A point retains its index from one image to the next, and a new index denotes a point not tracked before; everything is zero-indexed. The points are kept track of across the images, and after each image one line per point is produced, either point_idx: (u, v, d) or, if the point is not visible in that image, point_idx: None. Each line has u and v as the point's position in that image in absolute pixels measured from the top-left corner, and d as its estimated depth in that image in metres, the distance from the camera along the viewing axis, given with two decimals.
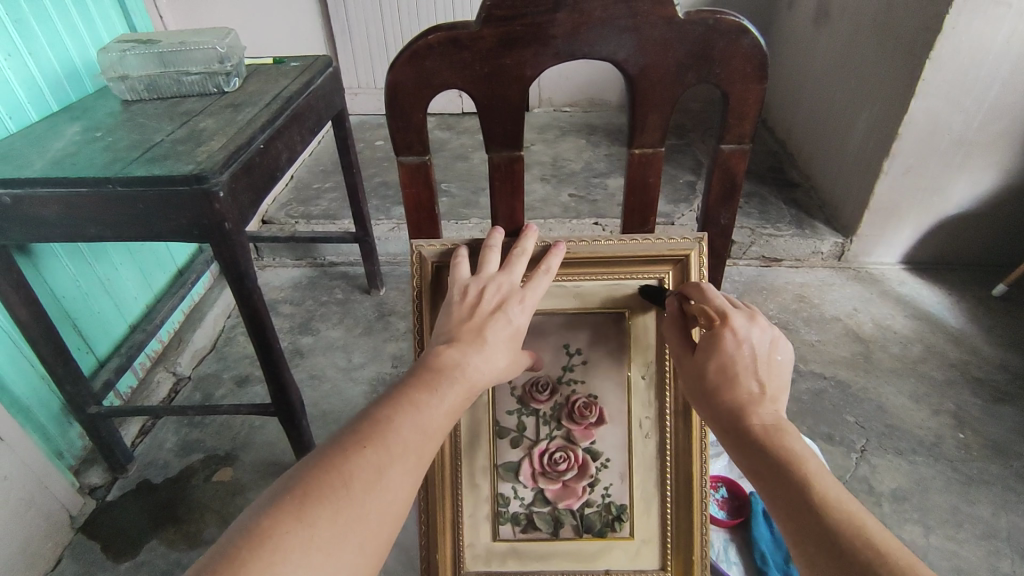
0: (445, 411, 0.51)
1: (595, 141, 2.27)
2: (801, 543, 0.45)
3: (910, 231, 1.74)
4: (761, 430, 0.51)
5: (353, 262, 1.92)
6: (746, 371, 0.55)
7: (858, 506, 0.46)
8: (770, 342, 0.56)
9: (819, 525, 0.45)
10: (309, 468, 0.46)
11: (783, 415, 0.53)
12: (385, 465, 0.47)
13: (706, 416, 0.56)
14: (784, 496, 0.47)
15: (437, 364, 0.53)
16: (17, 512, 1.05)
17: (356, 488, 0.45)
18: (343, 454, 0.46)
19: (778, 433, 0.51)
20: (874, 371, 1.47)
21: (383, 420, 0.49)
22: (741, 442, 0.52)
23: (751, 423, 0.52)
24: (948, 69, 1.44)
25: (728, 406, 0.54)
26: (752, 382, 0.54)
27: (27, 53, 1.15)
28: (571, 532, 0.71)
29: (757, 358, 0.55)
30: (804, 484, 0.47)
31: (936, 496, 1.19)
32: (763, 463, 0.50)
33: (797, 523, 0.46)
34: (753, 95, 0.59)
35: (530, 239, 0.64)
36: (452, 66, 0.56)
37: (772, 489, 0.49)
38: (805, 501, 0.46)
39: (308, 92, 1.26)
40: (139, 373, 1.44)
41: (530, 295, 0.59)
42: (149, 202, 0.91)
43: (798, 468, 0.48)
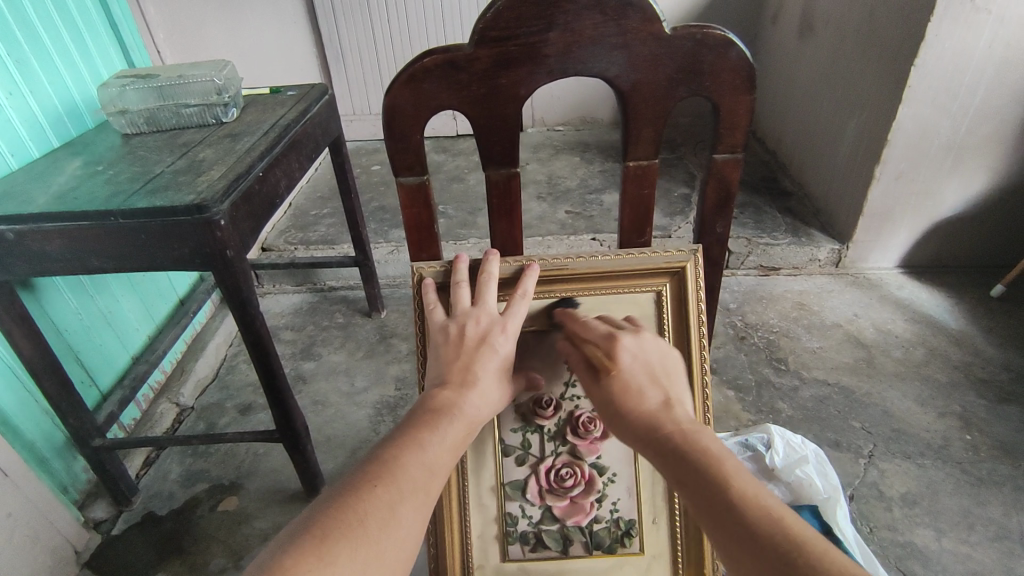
0: (448, 448, 0.52)
1: (589, 158, 2.30)
2: (727, 543, 0.45)
3: (905, 235, 1.75)
4: (673, 433, 0.51)
5: (353, 286, 1.93)
6: (648, 380, 0.56)
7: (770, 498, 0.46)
8: (656, 355, 0.58)
9: (737, 520, 0.45)
10: (323, 509, 0.46)
11: (692, 419, 0.53)
12: (396, 503, 0.47)
13: (617, 431, 0.55)
14: (703, 497, 0.47)
15: (435, 405, 0.54)
16: (22, 549, 1.04)
17: (371, 526, 0.45)
18: (354, 493, 0.47)
19: (689, 433, 0.51)
20: (877, 376, 1.47)
21: (390, 459, 0.49)
22: (655, 449, 0.51)
23: (663, 430, 0.51)
24: (933, 76, 1.47)
25: (639, 414, 0.53)
26: (658, 389, 0.55)
27: (28, 92, 1.17)
28: (581, 549, 0.71)
29: (651, 368, 0.57)
30: (721, 485, 0.47)
31: (946, 499, 1.18)
32: (679, 466, 0.49)
33: (720, 523, 0.46)
34: (743, 105, 0.60)
35: (495, 264, 0.65)
36: (448, 89, 0.57)
37: (694, 494, 0.48)
38: (726, 501, 0.46)
39: (305, 119, 1.27)
40: (142, 405, 1.44)
41: (511, 323, 0.60)
42: (152, 232, 0.91)
43: (713, 467, 0.48)
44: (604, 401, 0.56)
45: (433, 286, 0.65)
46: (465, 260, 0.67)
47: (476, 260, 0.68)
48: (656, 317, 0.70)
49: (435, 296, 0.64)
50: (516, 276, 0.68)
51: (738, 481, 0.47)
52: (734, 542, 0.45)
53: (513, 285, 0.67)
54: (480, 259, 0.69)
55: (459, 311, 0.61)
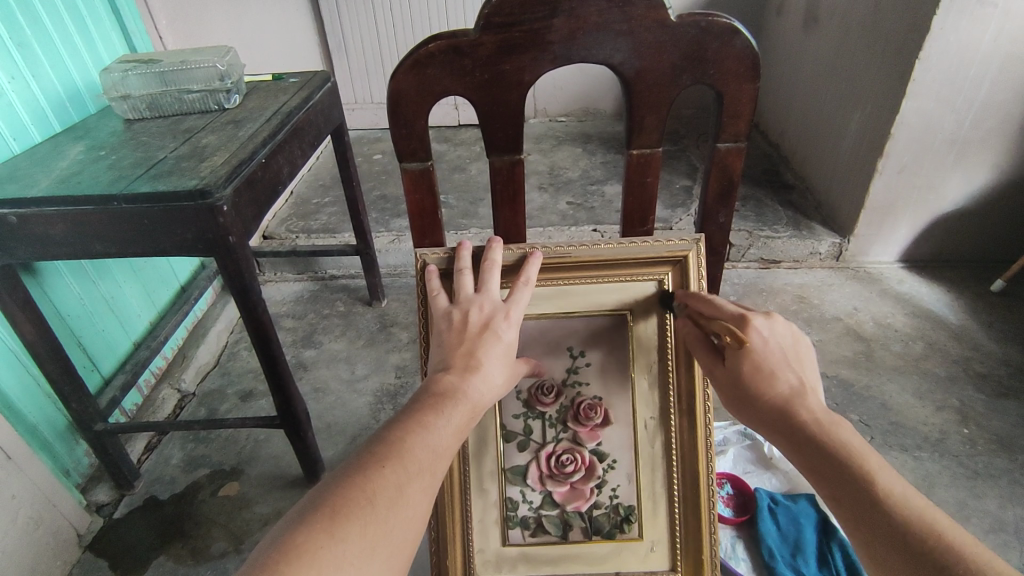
0: (453, 430, 0.53)
1: (591, 149, 2.29)
2: (865, 531, 0.50)
3: (907, 229, 1.75)
4: (813, 423, 0.55)
5: (354, 274, 1.93)
6: (784, 364, 0.59)
7: (911, 489, 0.50)
8: (792, 337, 0.61)
9: (879, 511, 0.49)
10: (331, 488, 0.46)
11: (826, 406, 0.57)
12: (404, 483, 0.48)
13: (750, 417, 0.60)
14: (839, 486, 0.52)
15: (439, 389, 0.54)
16: (25, 531, 1.05)
17: (380, 506, 0.46)
18: (362, 474, 0.47)
19: (826, 424, 0.55)
20: (876, 369, 1.47)
21: (396, 440, 0.50)
22: (792, 437, 0.56)
23: (802, 418, 0.56)
24: (937, 70, 1.47)
25: (776, 401, 0.58)
26: (792, 373, 0.59)
27: (30, 76, 1.17)
28: (580, 535, 0.72)
29: (786, 347, 0.60)
30: (866, 479, 0.51)
31: (942, 491, 1.19)
32: (816, 454, 0.54)
33: (857, 511, 0.51)
34: (747, 94, 0.61)
35: (498, 251, 0.65)
36: (452, 74, 0.58)
37: (831, 483, 0.53)
38: (871, 494, 0.50)
39: (307, 107, 1.27)
40: (144, 390, 1.44)
41: (514, 310, 0.60)
42: (155, 218, 0.92)
43: (857, 462, 0.52)
44: (739, 386, 0.60)
45: (436, 273, 0.66)
46: (469, 247, 0.67)
47: (480, 247, 0.69)
48: (659, 306, 0.71)
49: (438, 283, 0.65)
50: (518, 264, 0.68)
51: (880, 473, 0.51)
52: (873, 531, 0.49)
53: (516, 272, 0.67)
54: (483, 246, 0.69)
55: (464, 297, 0.62)
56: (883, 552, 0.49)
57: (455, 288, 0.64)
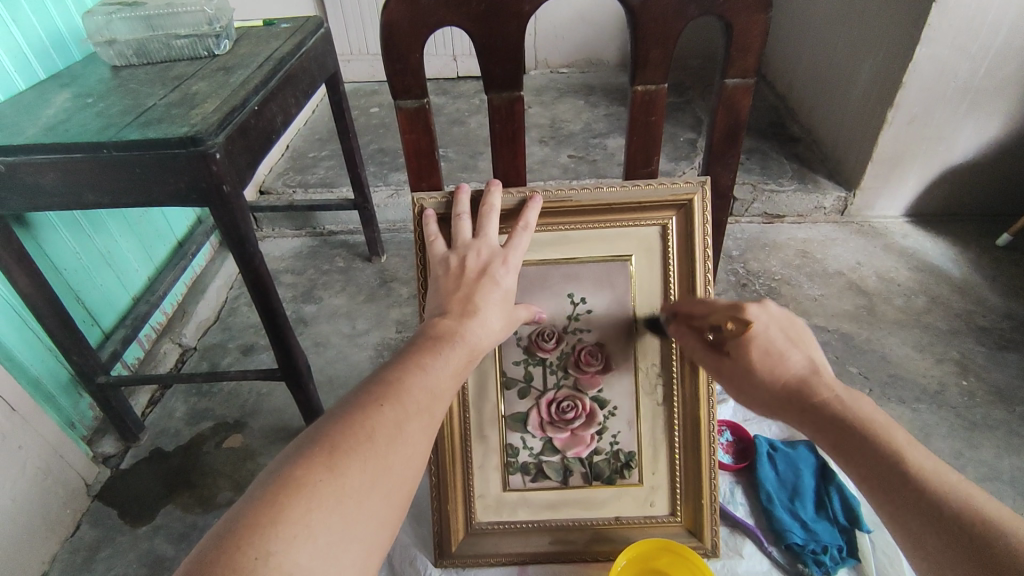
0: (451, 372, 0.52)
1: (593, 101, 2.23)
2: (896, 508, 0.51)
3: (914, 182, 1.72)
4: (829, 400, 0.57)
5: (353, 230, 1.91)
6: (788, 344, 0.60)
7: (930, 457, 0.53)
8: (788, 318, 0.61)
9: (910, 488, 0.51)
10: (329, 425, 0.46)
11: (839, 381, 0.59)
12: (403, 421, 0.48)
13: (762, 403, 0.61)
14: (869, 463, 0.53)
15: (437, 332, 0.53)
16: (34, 480, 1.07)
17: (379, 442, 0.46)
18: (362, 411, 0.47)
19: (844, 399, 0.57)
20: (877, 323, 1.47)
21: (394, 380, 0.50)
22: (811, 415, 0.58)
23: (818, 396, 0.57)
24: (954, 13, 1.41)
25: (790, 382, 0.59)
26: (801, 352, 0.60)
27: (11, 21, 1.13)
28: (581, 480, 0.72)
29: (787, 329, 0.60)
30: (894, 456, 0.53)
31: (938, 442, 1.20)
32: (841, 433, 0.55)
33: (883, 483, 0.52)
34: (757, 25, 0.58)
35: (496, 195, 0.63)
36: (447, 3, 0.55)
37: (860, 461, 0.54)
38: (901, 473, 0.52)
39: (300, 53, 1.23)
40: (145, 344, 1.43)
41: (512, 255, 0.59)
42: (146, 165, 0.89)
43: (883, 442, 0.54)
44: (749, 374, 0.60)
45: (433, 218, 0.64)
46: (467, 192, 0.65)
47: (479, 192, 0.66)
48: (661, 251, 0.69)
49: (435, 228, 0.63)
50: (516, 209, 0.66)
51: (904, 447, 0.53)
52: (903, 508, 0.51)
53: (515, 217, 0.66)
54: (482, 191, 0.67)
55: (461, 244, 0.60)
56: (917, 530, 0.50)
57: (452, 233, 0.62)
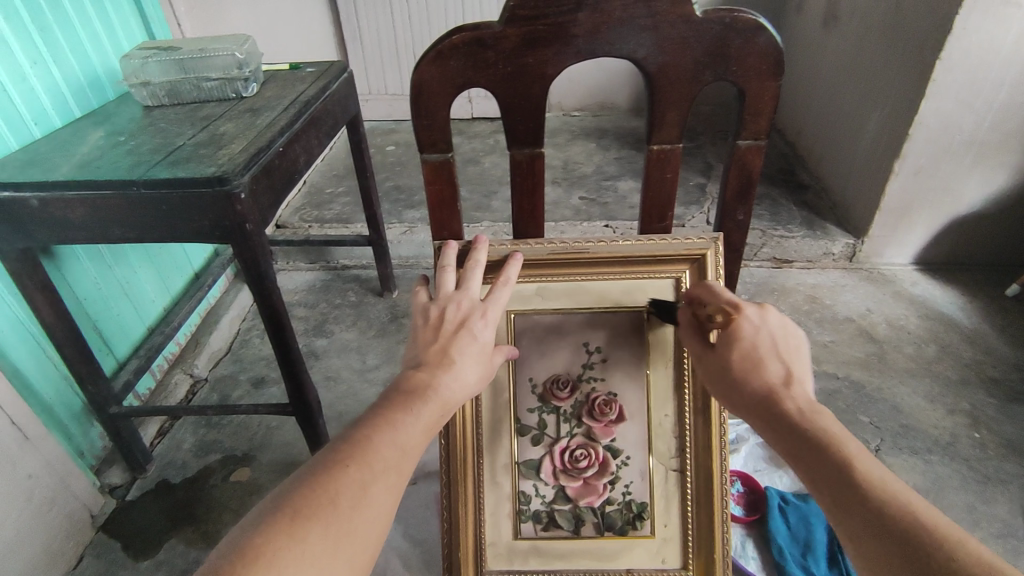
0: (420, 429, 0.53)
1: (604, 144, 2.28)
2: (846, 516, 0.49)
3: (922, 231, 1.74)
4: (793, 409, 0.55)
5: (365, 265, 1.94)
6: (770, 353, 0.59)
7: (888, 474, 0.50)
8: (783, 328, 0.61)
9: (859, 496, 0.48)
10: (295, 488, 0.47)
11: (809, 396, 0.57)
12: (368, 482, 0.48)
13: (731, 402, 0.60)
14: (821, 471, 0.51)
15: (410, 386, 0.55)
16: (41, 510, 1.07)
17: (342, 505, 0.47)
18: (326, 473, 0.48)
19: (806, 410, 0.55)
20: (888, 372, 1.46)
21: (362, 439, 0.51)
22: (771, 420, 0.56)
23: (783, 404, 0.55)
24: (958, 70, 1.45)
25: (761, 388, 0.57)
26: (782, 364, 0.59)
27: (51, 61, 1.18)
28: (593, 530, 0.72)
29: (777, 339, 0.60)
30: (845, 463, 0.50)
31: (952, 495, 1.18)
32: (796, 439, 0.53)
33: (833, 489, 0.50)
34: (769, 91, 0.60)
35: (482, 251, 0.66)
36: (474, 66, 0.58)
37: (812, 466, 0.52)
38: (851, 479, 0.49)
39: (325, 97, 1.28)
40: (157, 374, 1.46)
41: (491, 309, 0.61)
42: (173, 204, 0.93)
43: (835, 447, 0.51)
44: (726, 371, 0.60)
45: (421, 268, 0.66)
46: (455, 245, 0.67)
47: (466, 245, 0.69)
48: None
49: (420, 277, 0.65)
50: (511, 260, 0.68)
51: (859, 459, 0.50)
52: (852, 517, 0.48)
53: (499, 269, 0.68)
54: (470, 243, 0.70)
55: (440, 294, 0.62)
56: (862, 538, 0.47)
57: (436, 283, 0.64)
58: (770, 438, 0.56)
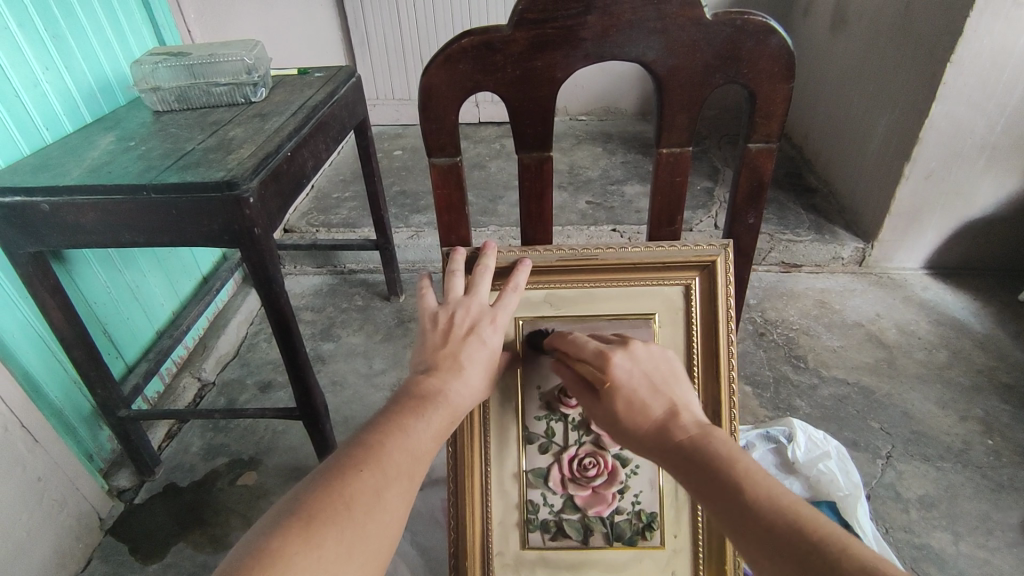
0: (432, 434, 0.53)
1: (611, 149, 2.28)
2: (755, 547, 0.45)
3: (932, 236, 1.72)
4: (682, 442, 0.52)
5: (372, 269, 1.95)
6: (647, 390, 0.57)
7: (781, 489, 0.47)
8: (654, 361, 0.59)
9: (760, 522, 0.45)
10: (309, 493, 0.47)
11: (702, 423, 0.54)
12: (382, 487, 0.49)
13: (624, 444, 0.57)
14: (722, 504, 0.48)
15: (421, 391, 0.55)
16: (50, 513, 1.07)
17: (355, 510, 0.47)
18: (340, 477, 0.48)
19: (697, 439, 0.52)
20: (898, 377, 1.45)
21: (375, 444, 0.51)
22: (666, 457, 0.53)
23: (674, 436, 0.53)
24: (968, 73, 1.44)
25: (648, 427, 0.55)
26: (664, 397, 0.56)
27: (63, 67, 1.19)
28: (601, 541, 0.71)
29: (650, 374, 0.58)
30: (737, 489, 0.47)
31: (965, 503, 1.17)
32: (693, 472, 0.51)
33: (736, 520, 0.47)
34: (781, 94, 0.60)
35: (491, 257, 0.66)
36: (483, 70, 0.57)
37: (713, 499, 0.49)
38: (746, 506, 0.46)
39: (332, 102, 1.28)
40: (165, 378, 1.47)
41: (500, 315, 0.60)
42: (183, 209, 0.93)
43: (726, 473, 0.49)
44: (612, 418, 0.57)
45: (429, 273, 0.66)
46: (463, 251, 0.67)
47: (474, 251, 0.69)
48: (685, 311, 0.70)
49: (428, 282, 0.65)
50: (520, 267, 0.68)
51: (751, 480, 0.48)
52: (759, 547, 0.45)
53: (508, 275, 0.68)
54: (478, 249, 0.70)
55: (449, 300, 0.62)
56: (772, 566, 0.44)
57: (444, 289, 0.64)
58: (675, 475, 0.53)
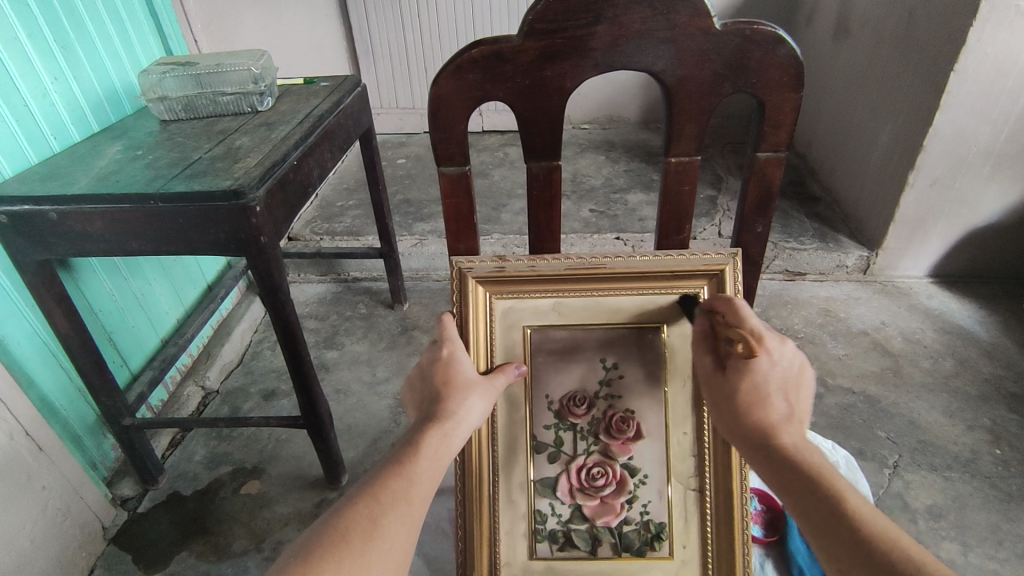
0: (423, 459, 0.57)
1: (614, 157, 2.29)
2: (835, 552, 0.51)
3: (937, 244, 1.72)
4: (789, 447, 0.57)
5: (376, 277, 1.95)
6: (779, 392, 0.60)
7: (878, 513, 0.52)
8: (797, 364, 0.61)
9: (847, 532, 0.50)
10: (312, 534, 0.51)
11: (807, 437, 0.59)
12: (377, 516, 0.52)
13: (735, 436, 0.61)
14: (813, 507, 0.53)
15: (415, 429, 0.59)
16: (54, 521, 1.07)
17: (355, 541, 0.51)
18: (338, 515, 0.52)
19: (802, 448, 0.57)
20: (904, 386, 1.44)
21: (371, 481, 0.55)
22: (768, 456, 0.58)
23: (781, 441, 0.58)
24: (972, 82, 1.44)
25: (761, 426, 0.59)
26: (786, 402, 0.60)
27: (71, 77, 1.20)
28: (610, 551, 0.71)
29: (788, 377, 0.61)
30: (836, 500, 0.52)
31: (974, 513, 1.16)
32: (789, 472, 0.56)
33: (823, 524, 0.52)
34: (790, 104, 0.60)
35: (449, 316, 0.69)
36: (492, 80, 0.58)
37: (804, 501, 0.54)
38: (839, 517, 0.51)
39: (338, 111, 1.29)
40: (170, 387, 1.47)
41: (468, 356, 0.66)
42: (190, 217, 0.93)
43: (825, 483, 0.54)
44: (731, 403, 0.61)
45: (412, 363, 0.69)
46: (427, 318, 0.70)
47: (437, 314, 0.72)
48: None
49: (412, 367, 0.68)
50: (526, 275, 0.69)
51: (849, 496, 0.52)
52: (842, 552, 0.50)
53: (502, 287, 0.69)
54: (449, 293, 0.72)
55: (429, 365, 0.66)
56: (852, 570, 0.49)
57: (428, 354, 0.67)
58: (764, 473, 0.58)
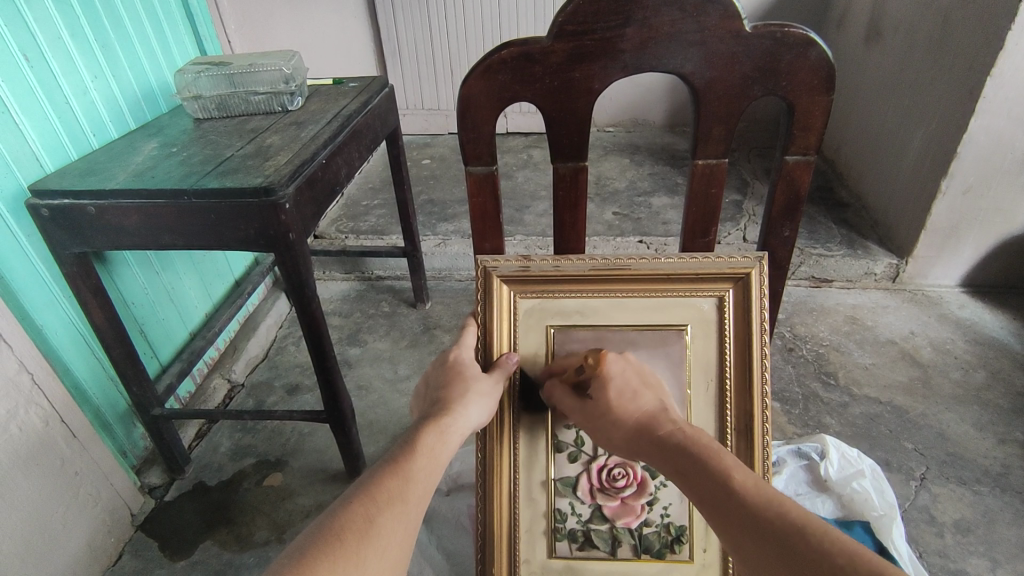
0: (420, 457, 0.57)
1: (639, 160, 2.28)
2: (731, 527, 0.49)
3: (970, 253, 1.68)
4: (675, 431, 0.57)
5: (399, 276, 1.97)
6: (642, 389, 0.64)
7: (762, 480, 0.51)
8: (645, 372, 0.67)
9: (736, 503, 0.49)
10: (304, 535, 0.49)
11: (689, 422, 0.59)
12: (373, 514, 0.51)
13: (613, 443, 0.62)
14: (705, 485, 0.52)
15: (412, 432, 0.59)
16: (85, 506, 1.11)
17: (350, 539, 0.49)
18: (333, 515, 0.50)
19: (689, 431, 0.58)
20: (933, 398, 1.41)
21: (366, 482, 0.54)
22: (658, 445, 0.57)
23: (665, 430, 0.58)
24: (1010, 88, 1.41)
25: (639, 420, 0.60)
26: (656, 395, 0.64)
27: (111, 75, 1.24)
28: (629, 552, 0.71)
29: (641, 374, 0.67)
30: (723, 473, 0.52)
31: (1003, 529, 1.13)
32: (679, 455, 0.55)
33: (716, 502, 0.51)
34: (820, 107, 0.59)
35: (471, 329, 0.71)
36: (521, 80, 0.58)
37: (695, 483, 0.53)
38: (728, 489, 0.51)
39: (366, 111, 1.31)
40: (196, 378, 1.48)
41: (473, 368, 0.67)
42: (222, 213, 0.95)
43: (711, 459, 0.53)
44: (604, 412, 0.63)
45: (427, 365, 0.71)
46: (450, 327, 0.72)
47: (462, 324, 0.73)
48: (717, 323, 0.70)
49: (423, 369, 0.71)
50: (552, 274, 0.69)
51: (734, 467, 0.52)
52: (736, 527, 0.49)
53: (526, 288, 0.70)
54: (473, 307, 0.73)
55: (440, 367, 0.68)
56: (747, 542, 0.48)
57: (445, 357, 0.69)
58: (659, 464, 0.57)
